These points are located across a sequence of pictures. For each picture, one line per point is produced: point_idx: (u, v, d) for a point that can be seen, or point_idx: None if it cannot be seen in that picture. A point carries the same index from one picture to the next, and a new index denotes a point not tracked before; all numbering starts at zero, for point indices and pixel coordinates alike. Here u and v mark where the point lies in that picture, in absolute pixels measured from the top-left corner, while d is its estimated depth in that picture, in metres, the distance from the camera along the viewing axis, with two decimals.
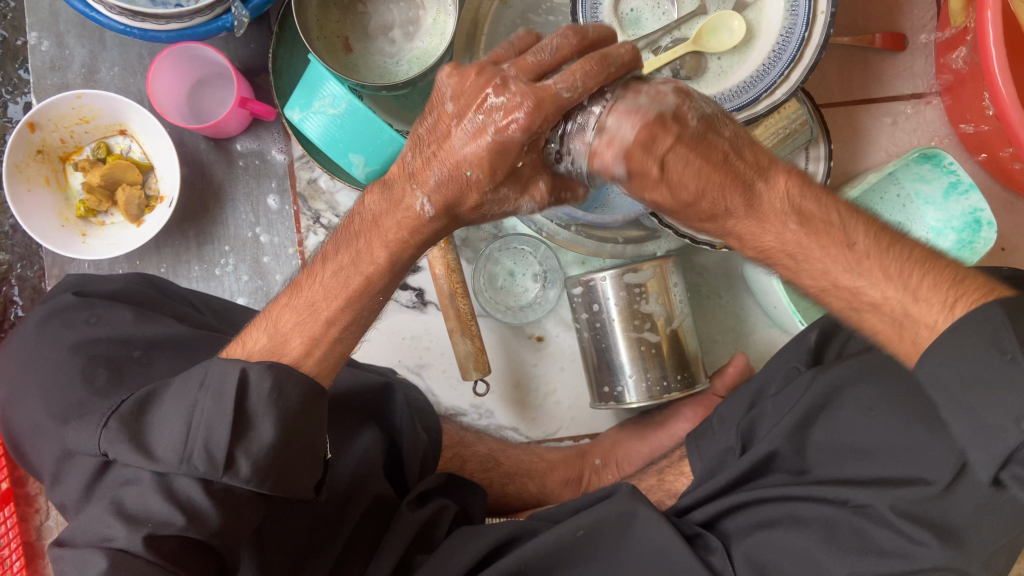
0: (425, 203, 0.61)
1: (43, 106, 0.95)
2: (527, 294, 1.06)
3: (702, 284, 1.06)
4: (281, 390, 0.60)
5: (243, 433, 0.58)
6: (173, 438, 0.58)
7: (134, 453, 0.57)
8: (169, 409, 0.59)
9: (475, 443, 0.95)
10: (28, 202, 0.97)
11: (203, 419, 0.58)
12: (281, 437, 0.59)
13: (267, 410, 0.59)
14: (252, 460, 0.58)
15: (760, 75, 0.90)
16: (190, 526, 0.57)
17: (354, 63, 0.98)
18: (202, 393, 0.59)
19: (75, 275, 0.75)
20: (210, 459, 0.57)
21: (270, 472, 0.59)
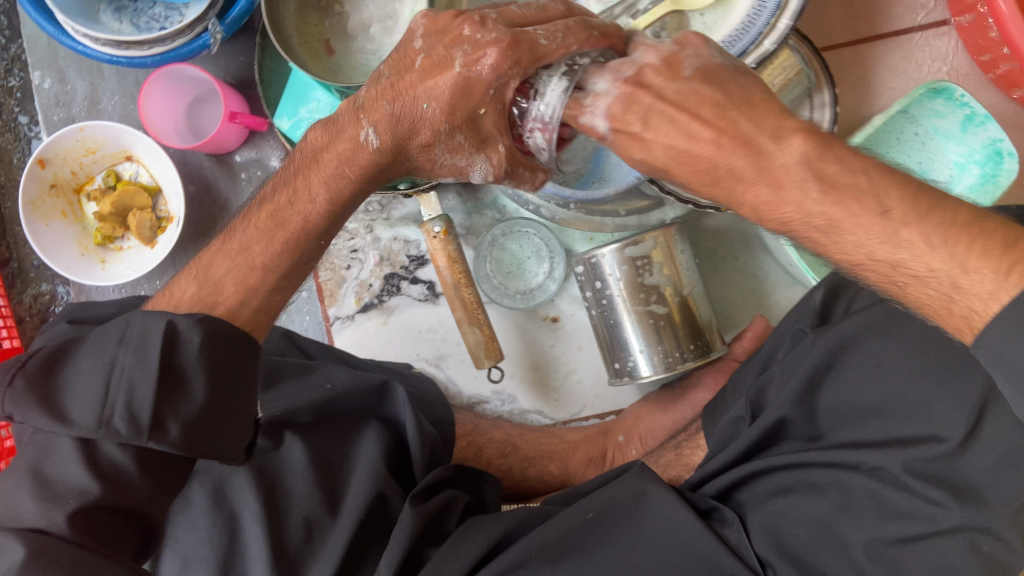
0: (370, 133, 0.65)
1: (50, 142, 0.99)
2: (535, 275, 1.04)
3: (716, 247, 1.03)
4: (210, 346, 0.60)
5: (172, 394, 0.58)
6: (91, 400, 0.58)
7: (47, 416, 0.57)
8: (85, 369, 0.59)
9: (490, 430, 0.96)
10: (46, 236, 1.01)
11: (125, 375, 0.58)
12: (213, 397, 0.60)
13: (196, 367, 0.59)
14: (182, 421, 0.58)
15: (747, 25, 0.85)
16: (109, 494, 0.59)
17: (337, 64, 0.98)
18: (123, 348, 0.59)
19: (71, 306, 0.81)
20: (134, 422, 0.57)
21: (198, 436, 0.59)
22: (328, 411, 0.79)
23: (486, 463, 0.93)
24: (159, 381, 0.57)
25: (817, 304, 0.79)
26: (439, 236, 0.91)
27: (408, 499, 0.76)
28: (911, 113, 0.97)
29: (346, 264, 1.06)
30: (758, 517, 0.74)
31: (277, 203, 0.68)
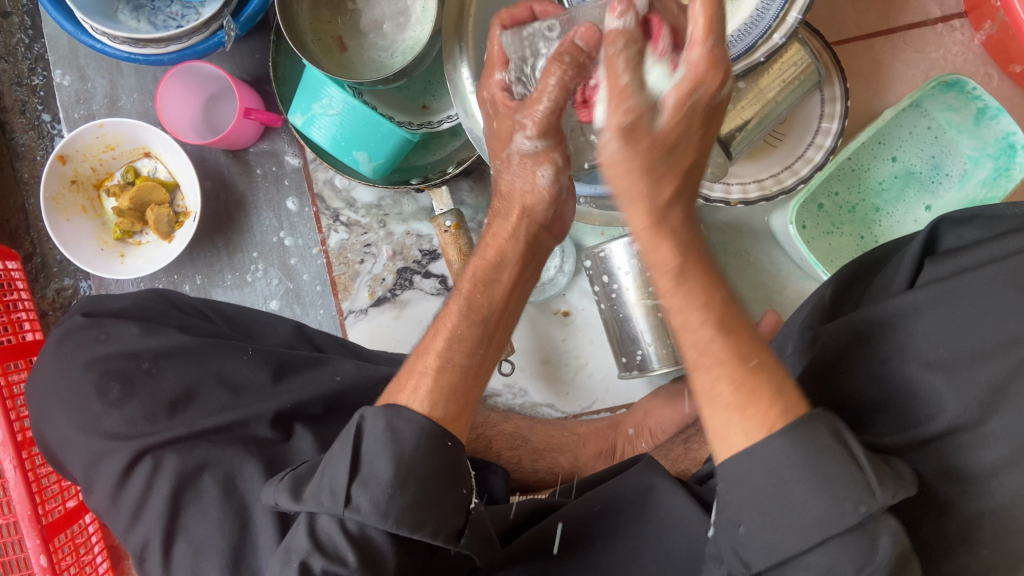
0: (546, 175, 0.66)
1: (69, 139, 1.01)
2: (547, 269, 1.04)
3: (728, 241, 1.03)
4: (394, 421, 0.61)
5: (362, 472, 0.59)
6: (316, 483, 0.61)
7: (287, 500, 0.62)
8: (327, 461, 0.62)
9: (501, 422, 0.97)
10: (67, 231, 1.03)
11: (330, 468, 0.61)
12: (405, 474, 0.59)
13: (381, 447, 0.60)
14: (370, 495, 0.58)
15: (755, 20, 0.85)
16: (331, 563, 0.57)
17: (350, 61, 0.99)
18: (337, 448, 0.62)
19: (87, 297, 0.84)
20: (332, 494, 0.59)
21: (401, 508, 0.58)
22: (336, 406, 0.80)
23: (496, 455, 0.94)
24: (353, 462, 0.60)
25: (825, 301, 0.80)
26: (450, 229, 0.95)
27: None
28: (923, 106, 0.97)
29: (360, 258, 1.07)
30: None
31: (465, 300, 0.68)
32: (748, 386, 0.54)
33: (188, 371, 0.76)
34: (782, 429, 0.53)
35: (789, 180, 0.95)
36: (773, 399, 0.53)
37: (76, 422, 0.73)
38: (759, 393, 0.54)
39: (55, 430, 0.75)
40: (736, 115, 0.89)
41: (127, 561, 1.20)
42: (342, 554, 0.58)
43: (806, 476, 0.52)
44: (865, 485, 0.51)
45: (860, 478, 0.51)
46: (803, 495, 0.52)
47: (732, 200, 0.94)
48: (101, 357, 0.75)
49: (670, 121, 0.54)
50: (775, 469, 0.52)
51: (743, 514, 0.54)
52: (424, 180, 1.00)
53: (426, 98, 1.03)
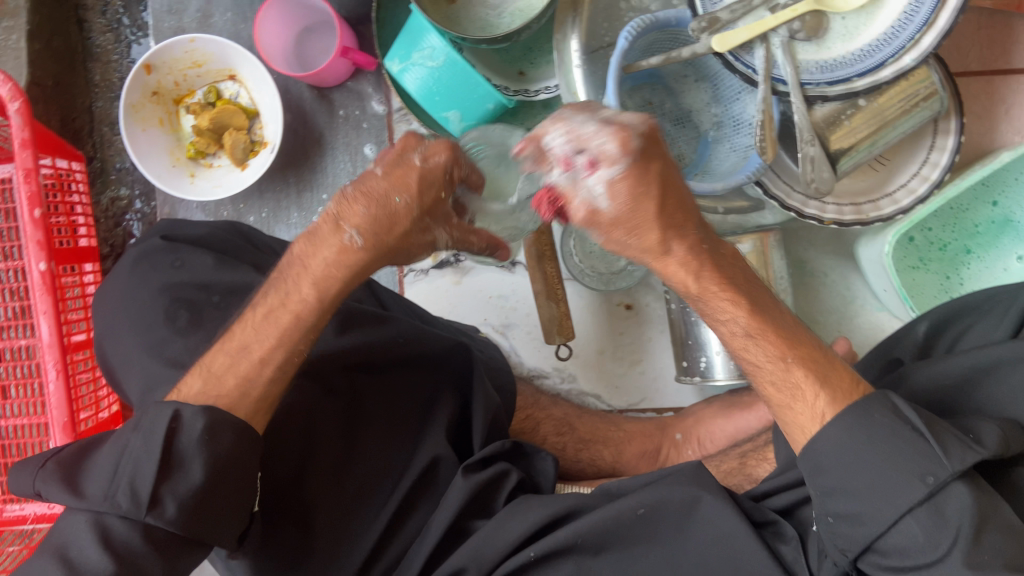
0: (354, 234, 0.59)
1: (159, 48, 0.99)
2: (618, 259, 1.01)
3: (806, 261, 1.02)
4: (214, 432, 0.59)
5: (171, 473, 0.57)
6: (104, 476, 0.57)
7: (63, 490, 0.57)
8: (105, 457, 0.59)
9: (550, 406, 0.96)
10: (142, 141, 1.01)
11: (131, 459, 0.57)
12: (211, 478, 0.57)
13: (195, 451, 0.58)
14: (176, 499, 0.56)
15: (888, 38, 0.82)
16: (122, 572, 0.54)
17: (456, 14, 0.95)
18: (133, 433, 0.58)
19: (168, 219, 0.82)
20: (134, 498, 0.56)
21: (194, 516, 0.57)
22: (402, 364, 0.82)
23: (541, 439, 0.92)
24: (161, 464, 0.57)
25: (917, 337, 0.79)
26: None
27: (462, 471, 0.75)
28: None
29: None
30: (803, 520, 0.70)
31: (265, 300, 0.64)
32: (788, 385, 0.59)
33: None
34: (833, 416, 0.56)
35: (889, 209, 0.92)
36: (815, 391, 0.58)
37: (142, 339, 0.72)
38: (800, 388, 0.58)
39: (118, 342, 0.74)
40: (851, 132, 0.86)
41: None
42: (135, 557, 0.55)
43: (865, 448, 0.54)
44: (926, 451, 0.52)
45: (913, 443, 0.53)
46: (885, 467, 0.53)
47: (825, 220, 0.91)
48: (178, 278, 0.74)
49: (616, 208, 0.54)
50: (844, 450, 0.55)
51: (839, 504, 0.55)
52: None
53: (524, 64, 0.99)
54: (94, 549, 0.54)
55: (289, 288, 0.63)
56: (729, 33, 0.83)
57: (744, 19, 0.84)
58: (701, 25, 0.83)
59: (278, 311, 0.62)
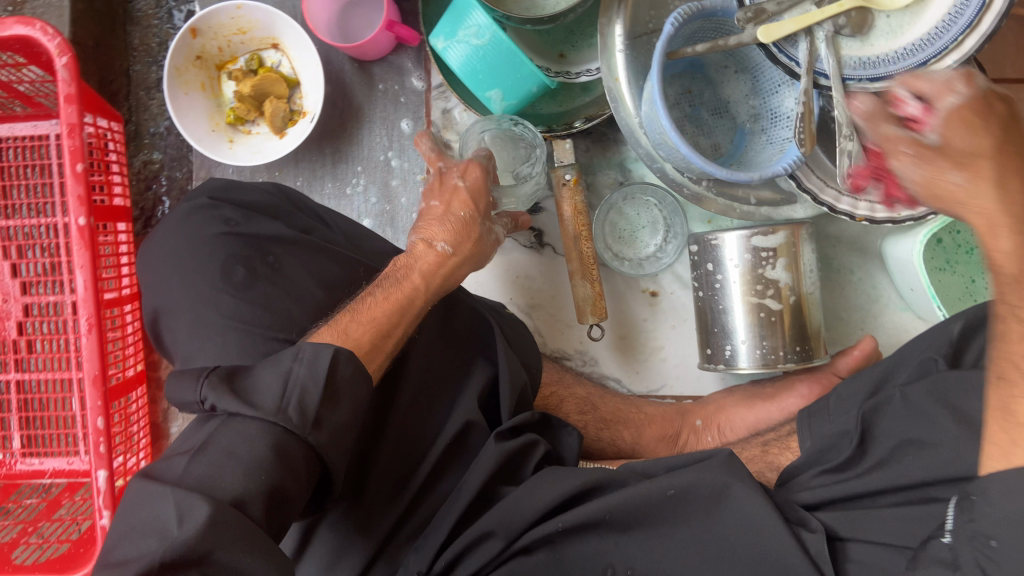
0: (442, 246, 0.76)
1: (206, 13, 1.00)
2: (647, 245, 1.02)
3: (833, 257, 1.03)
4: (358, 379, 0.65)
5: (331, 404, 0.62)
6: (274, 392, 0.61)
7: (237, 399, 0.60)
8: (266, 376, 0.62)
9: (574, 385, 0.97)
10: (185, 104, 1.02)
11: (298, 381, 0.61)
12: (352, 417, 0.63)
13: (345, 389, 0.63)
14: (331, 427, 0.61)
15: (932, 37, 0.82)
16: (286, 476, 0.57)
17: None
18: (297, 362, 0.62)
19: (217, 179, 0.83)
20: (303, 413, 0.60)
21: (337, 443, 0.62)
22: (456, 335, 0.86)
23: (564, 415, 0.94)
24: (324, 394, 0.61)
25: (953, 337, 0.77)
26: (569, 183, 0.93)
27: (494, 437, 0.78)
28: None
29: None
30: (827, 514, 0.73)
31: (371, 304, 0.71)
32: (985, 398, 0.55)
33: (307, 267, 0.75)
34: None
35: (920, 209, 0.93)
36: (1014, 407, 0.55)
37: (187, 291, 0.73)
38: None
39: (164, 294, 0.75)
40: None
41: (163, 443, 1.21)
42: (294, 466, 0.58)
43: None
44: None
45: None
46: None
47: (857, 215, 0.93)
48: (223, 235, 0.75)
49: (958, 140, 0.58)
50: None
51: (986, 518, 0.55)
52: (549, 131, 0.98)
53: (565, 47, 1.00)
54: (262, 449, 0.57)
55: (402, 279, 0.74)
56: (774, 25, 0.84)
57: (790, 13, 0.86)
58: (747, 16, 0.85)
59: (398, 292, 0.73)
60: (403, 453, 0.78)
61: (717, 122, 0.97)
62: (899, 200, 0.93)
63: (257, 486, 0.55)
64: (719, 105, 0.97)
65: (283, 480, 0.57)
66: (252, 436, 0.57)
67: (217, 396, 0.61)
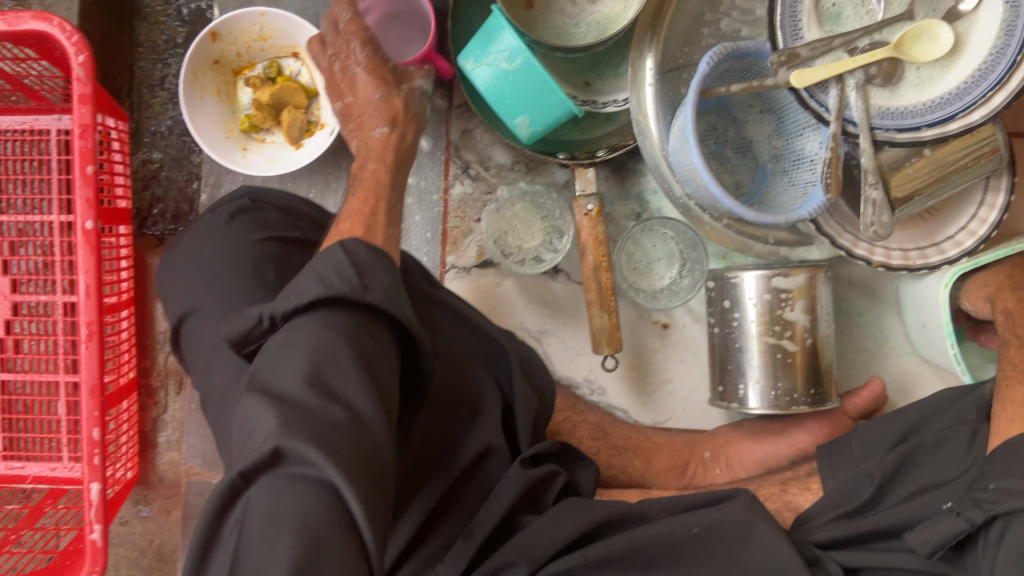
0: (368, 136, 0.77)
1: (228, 17, 0.97)
2: (661, 278, 1.02)
3: (844, 300, 1.05)
4: (375, 253, 0.60)
5: (366, 274, 0.56)
6: (308, 286, 0.55)
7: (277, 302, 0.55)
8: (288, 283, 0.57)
9: (587, 411, 0.96)
10: (199, 108, 0.99)
11: (322, 272, 0.56)
12: (395, 283, 0.58)
13: (374, 263, 0.58)
14: (383, 289, 0.56)
15: (960, 92, 0.82)
16: (355, 350, 0.51)
17: (533, 19, 0.96)
18: (312, 264, 0.57)
19: (250, 188, 0.83)
20: (349, 285, 0.55)
21: (400, 306, 0.56)
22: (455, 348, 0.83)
23: (577, 441, 0.94)
24: (357, 266, 0.56)
25: (983, 389, 0.77)
26: (590, 214, 0.92)
27: (517, 462, 0.78)
28: None
29: (477, 215, 1.05)
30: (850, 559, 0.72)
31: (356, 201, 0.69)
32: None
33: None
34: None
35: (935, 258, 0.94)
36: None
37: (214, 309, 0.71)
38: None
39: (195, 297, 0.73)
40: (910, 179, 0.88)
41: (153, 451, 1.18)
42: (366, 347, 0.52)
43: None
44: None
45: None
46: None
47: (874, 262, 0.94)
48: (264, 253, 0.74)
49: None
50: None
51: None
52: (572, 157, 0.97)
53: (591, 75, 1.00)
54: (331, 334, 0.51)
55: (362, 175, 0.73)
56: (807, 70, 0.85)
57: (822, 59, 0.86)
58: (781, 59, 0.85)
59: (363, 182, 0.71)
60: (422, 461, 0.74)
61: (741, 160, 0.98)
62: (914, 248, 0.95)
63: (328, 360, 0.50)
64: (742, 144, 0.99)
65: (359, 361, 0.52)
66: (310, 325, 0.52)
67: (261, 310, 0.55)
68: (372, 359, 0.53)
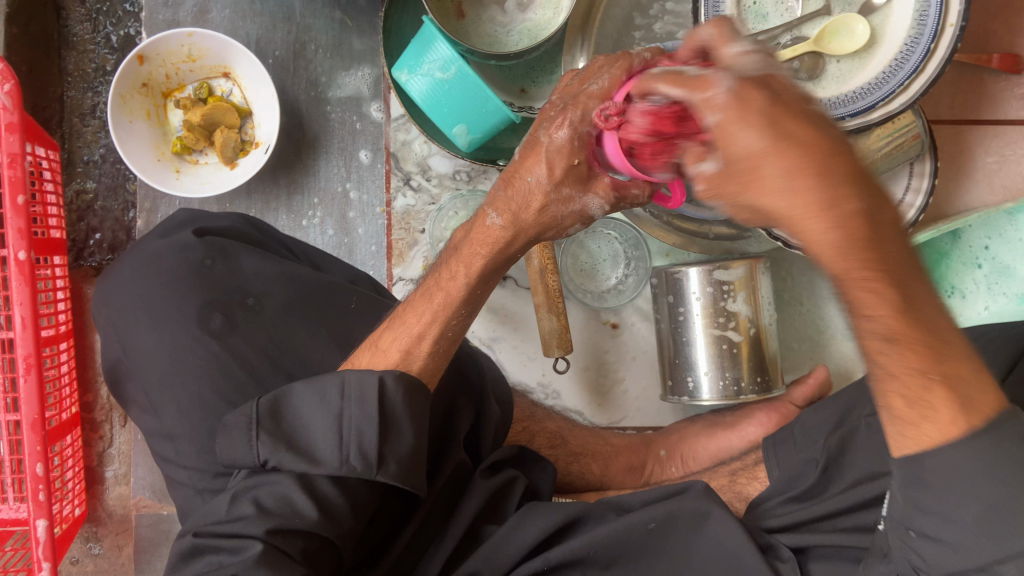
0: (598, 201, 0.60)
1: (154, 40, 0.96)
2: (608, 278, 1.03)
3: (784, 289, 1.07)
4: (410, 395, 0.63)
5: (391, 435, 0.61)
6: (330, 439, 0.60)
7: (297, 457, 0.60)
8: (305, 399, 0.62)
9: (545, 419, 0.94)
10: (128, 133, 0.97)
11: (353, 425, 0.60)
12: (416, 435, 0.63)
13: (402, 415, 0.62)
14: (398, 459, 0.61)
15: (879, 82, 0.87)
16: (329, 524, 0.59)
17: (464, 29, 0.96)
18: (345, 401, 0.61)
19: (186, 213, 0.80)
20: (365, 458, 0.60)
21: (411, 471, 0.62)
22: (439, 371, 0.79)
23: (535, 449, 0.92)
24: (382, 426, 0.61)
25: None
26: None
27: (477, 474, 0.77)
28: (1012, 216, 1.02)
29: (422, 227, 1.03)
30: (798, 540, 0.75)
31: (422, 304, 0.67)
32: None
33: (290, 317, 0.72)
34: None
35: None
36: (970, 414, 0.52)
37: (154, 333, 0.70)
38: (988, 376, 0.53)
39: (133, 338, 0.71)
40: None
41: (101, 486, 1.14)
42: (340, 508, 0.60)
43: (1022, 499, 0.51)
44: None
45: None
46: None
47: None
48: (206, 276, 0.72)
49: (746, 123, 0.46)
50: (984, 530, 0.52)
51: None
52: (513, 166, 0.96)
53: (526, 83, 1.00)
54: (313, 508, 0.59)
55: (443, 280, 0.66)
56: None
57: None
58: None
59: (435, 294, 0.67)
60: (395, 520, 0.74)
61: None
62: None
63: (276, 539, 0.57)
64: None
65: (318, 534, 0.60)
66: (289, 491, 0.60)
67: (273, 449, 0.60)
68: (344, 526, 0.61)
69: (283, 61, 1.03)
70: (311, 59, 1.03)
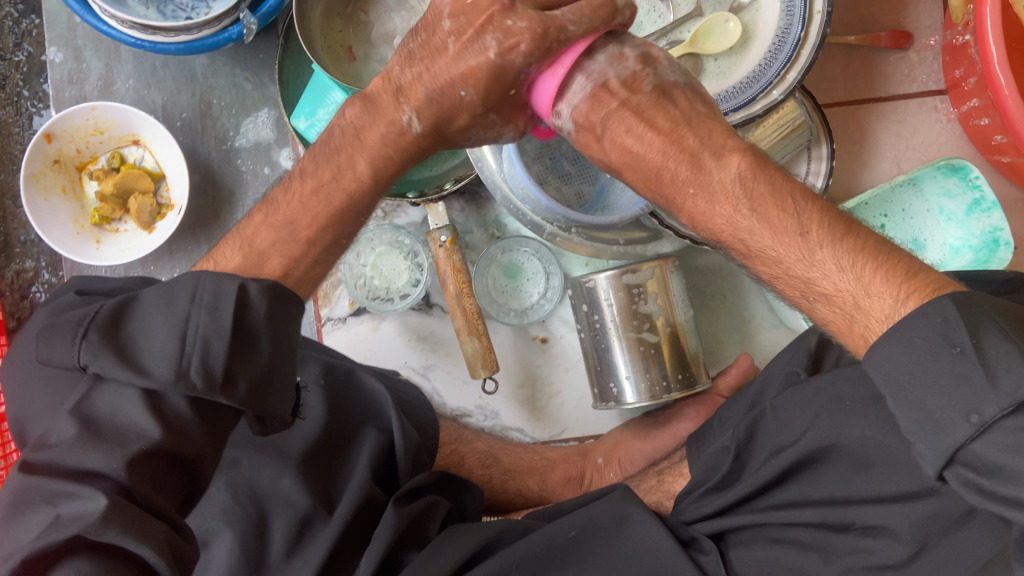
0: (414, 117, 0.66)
1: (59, 117, 0.99)
2: (531, 295, 1.06)
3: (705, 285, 1.08)
4: (274, 308, 0.58)
5: (241, 349, 0.56)
6: (168, 350, 0.54)
7: (123, 367, 0.54)
8: (152, 308, 0.56)
9: (473, 440, 0.96)
10: (45, 211, 1.00)
11: (201, 333, 0.55)
12: (277, 357, 0.58)
13: (259, 329, 0.57)
14: (248, 376, 0.56)
15: (758, 74, 0.88)
16: (170, 440, 0.54)
17: (358, 71, 1.00)
18: (194, 306, 0.55)
19: (79, 277, 0.81)
20: (208, 374, 0.54)
21: (263, 391, 0.57)
22: (330, 393, 0.80)
23: (467, 472, 0.93)
24: (233, 336, 0.55)
25: (810, 348, 0.81)
26: (444, 244, 0.95)
27: (392, 501, 0.77)
28: (920, 186, 1.01)
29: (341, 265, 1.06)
30: (716, 529, 0.77)
31: (312, 173, 0.66)
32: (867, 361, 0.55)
33: None
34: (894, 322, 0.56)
35: None
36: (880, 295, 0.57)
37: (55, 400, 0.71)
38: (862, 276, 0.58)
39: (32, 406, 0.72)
40: None
41: None
42: (185, 424, 0.55)
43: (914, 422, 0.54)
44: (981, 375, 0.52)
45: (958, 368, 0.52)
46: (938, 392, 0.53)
47: None
48: None
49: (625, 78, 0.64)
50: None
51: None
52: (421, 195, 0.98)
53: None
54: (148, 420, 0.54)
55: (342, 165, 0.66)
56: None
57: None
58: None
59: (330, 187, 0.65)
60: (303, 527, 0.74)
61: (577, 170, 1.01)
62: None
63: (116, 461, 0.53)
64: (576, 154, 1.01)
65: (161, 452, 0.54)
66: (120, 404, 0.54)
67: (102, 361, 0.54)
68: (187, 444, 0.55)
69: (190, 122, 1.06)
70: (216, 116, 1.06)
